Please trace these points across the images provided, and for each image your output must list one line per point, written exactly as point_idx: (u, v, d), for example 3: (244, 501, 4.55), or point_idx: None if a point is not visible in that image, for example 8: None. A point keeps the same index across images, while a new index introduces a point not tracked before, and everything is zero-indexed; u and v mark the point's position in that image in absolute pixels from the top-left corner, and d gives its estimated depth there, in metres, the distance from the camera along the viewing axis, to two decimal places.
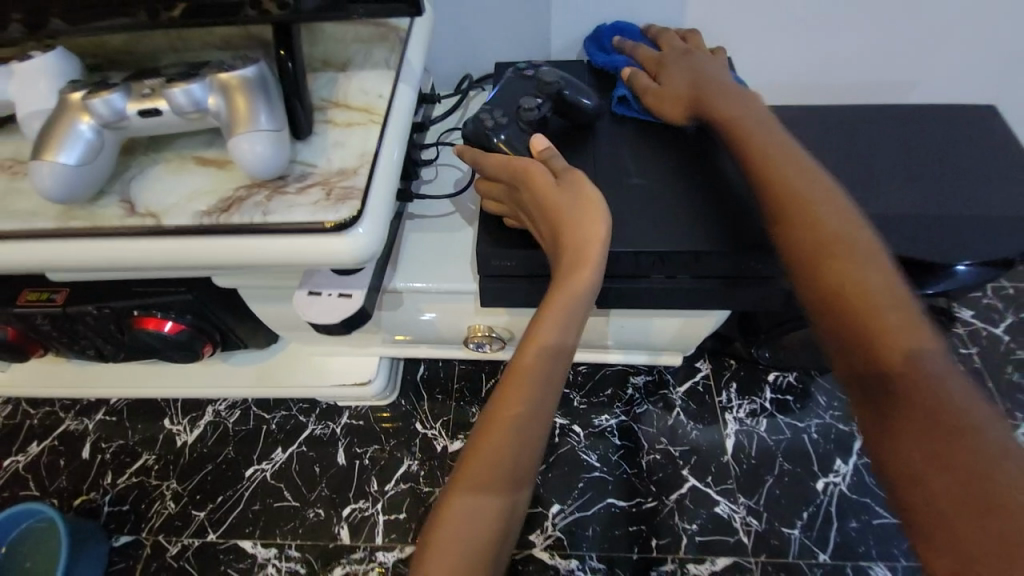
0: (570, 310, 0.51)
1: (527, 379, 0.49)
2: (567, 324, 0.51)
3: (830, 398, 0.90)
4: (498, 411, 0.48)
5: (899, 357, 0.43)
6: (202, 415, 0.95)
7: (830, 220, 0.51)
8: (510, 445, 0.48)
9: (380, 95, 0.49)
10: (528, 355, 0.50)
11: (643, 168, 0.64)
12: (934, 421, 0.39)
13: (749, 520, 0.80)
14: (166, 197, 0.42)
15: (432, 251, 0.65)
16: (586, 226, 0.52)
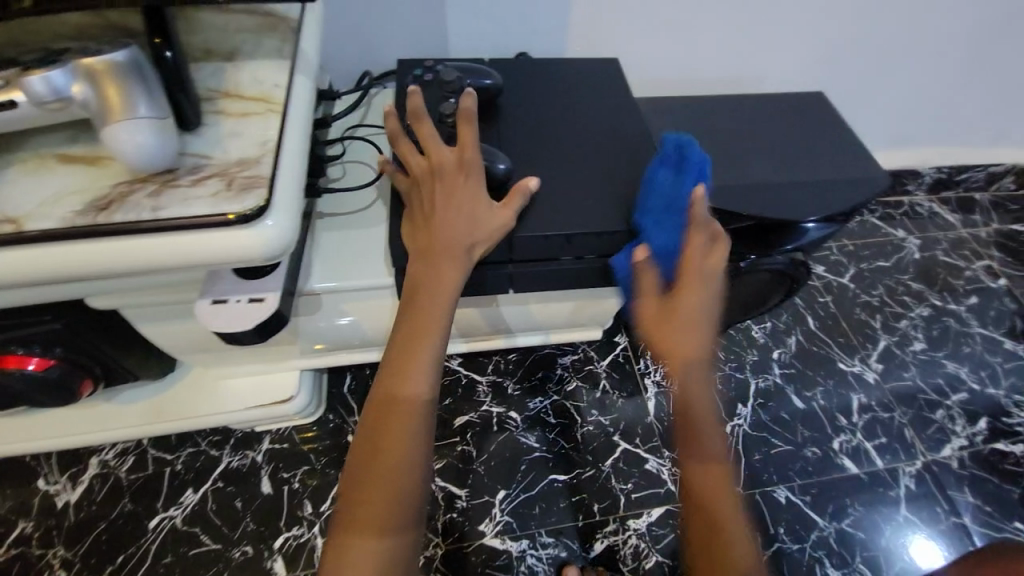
0: (433, 355, 0.53)
1: (401, 428, 0.50)
2: (435, 369, 0.53)
3: (728, 353, 1.03)
4: (383, 448, 0.49)
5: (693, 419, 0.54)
6: (86, 468, 0.82)
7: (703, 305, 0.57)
8: (393, 497, 0.48)
9: (276, 85, 0.47)
10: (398, 405, 0.51)
11: (549, 155, 0.66)
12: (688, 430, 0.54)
13: (674, 470, 0.88)
14: (26, 200, 0.37)
15: (349, 248, 0.63)
16: (441, 265, 0.55)
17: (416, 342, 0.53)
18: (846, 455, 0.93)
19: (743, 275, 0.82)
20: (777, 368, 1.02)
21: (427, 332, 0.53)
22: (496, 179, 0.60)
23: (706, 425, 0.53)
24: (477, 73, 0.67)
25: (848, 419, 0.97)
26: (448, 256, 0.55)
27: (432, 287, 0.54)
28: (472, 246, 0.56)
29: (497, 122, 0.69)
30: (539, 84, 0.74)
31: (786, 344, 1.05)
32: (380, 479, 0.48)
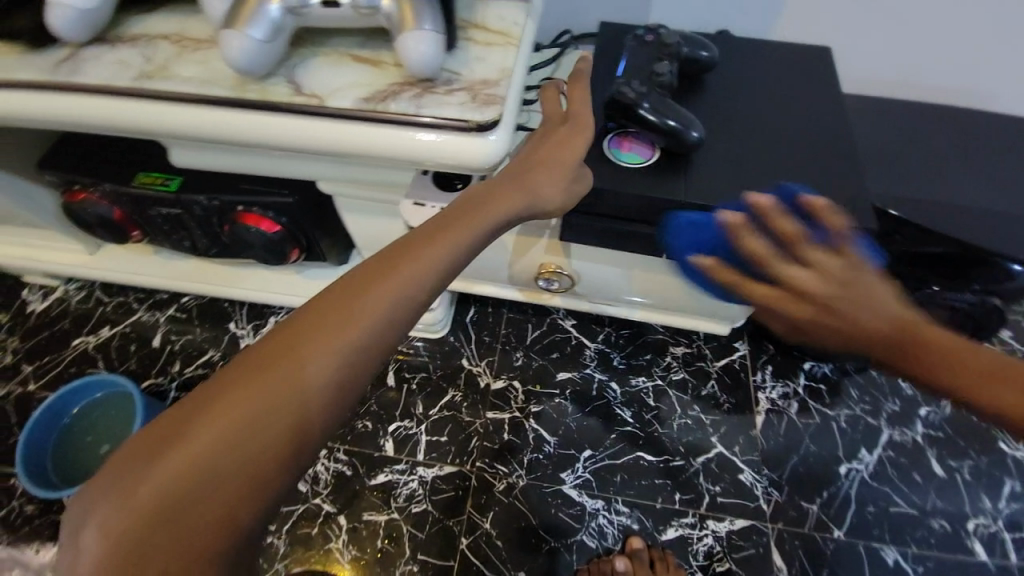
0: (366, 338, 0.36)
1: (279, 396, 0.34)
2: (361, 349, 0.36)
3: (863, 393, 0.93)
4: (241, 408, 0.33)
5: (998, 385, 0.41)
6: (265, 323, 1.02)
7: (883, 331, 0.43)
8: (212, 478, 0.32)
9: (515, 23, 0.53)
10: (284, 370, 0.34)
11: (735, 135, 0.65)
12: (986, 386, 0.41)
13: (770, 490, 0.84)
14: (327, 84, 0.47)
15: None
16: (466, 220, 0.42)
17: (360, 297, 0.37)
18: (977, 540, 0.81)
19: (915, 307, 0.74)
20: (920, 426, 0.90)
21: (385, 287, 0.37)
22: (682, 144, 0.61)
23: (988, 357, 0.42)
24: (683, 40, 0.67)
25: (993, 503, 0.84)
26: (467, 220, 0.43)
27: (429, 238, 0.40)
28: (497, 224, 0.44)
29: (686, 94, 0.69)
30: (740, 64, 0.72)
31: (938, 404, 0.92)
32: (205, 449, 0.32)
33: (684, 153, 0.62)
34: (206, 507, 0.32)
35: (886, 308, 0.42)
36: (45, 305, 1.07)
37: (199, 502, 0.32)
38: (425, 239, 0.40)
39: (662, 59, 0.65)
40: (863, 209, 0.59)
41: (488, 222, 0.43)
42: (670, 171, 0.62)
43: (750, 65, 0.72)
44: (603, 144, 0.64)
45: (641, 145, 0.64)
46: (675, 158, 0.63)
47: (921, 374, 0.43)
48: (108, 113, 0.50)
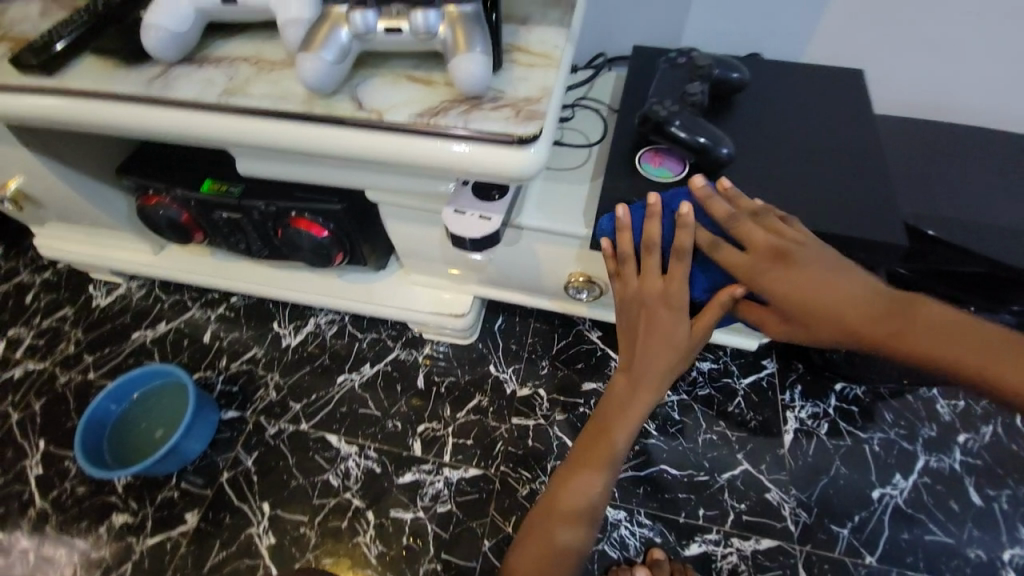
0: (604, 482, 0.65)
1: (566, 522, 0.64)
2: (602, 489, 0.65)
3: (897, 417, 0.91)
4: (543, 532, 0.64)
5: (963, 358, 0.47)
6: (305, 324, 1.08)
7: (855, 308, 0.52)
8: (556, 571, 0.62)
9: (555, 47, 0.57)
10: (562, 505, 0.65)
11: (764, 153, 0.67)
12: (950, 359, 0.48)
13: (798, 511, 0.83)
14: (385, 100, 0.52)
15: (554, 196, 0.71)
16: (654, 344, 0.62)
17: (596, 456, 0.65)
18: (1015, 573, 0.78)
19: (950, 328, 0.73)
20: (959, 453, 0.87)
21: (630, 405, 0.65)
22: (712, 159, 0.63)
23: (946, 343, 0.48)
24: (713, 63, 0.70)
25: None
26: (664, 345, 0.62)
27: (640, 361, 0.63)
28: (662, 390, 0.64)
29: (716, 114, 0.72)
30: (770, 85, 0.74)
31: (977, 432, 0.89)
32: (555, 556, 0.63)
33: (714, 168, 0.65)
34: None
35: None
36: (108, 301, 1.17)
37: None
38: (624, 412, 0.65)
39: (693, 81, 0.69)
40: (894, 225, 0.60)
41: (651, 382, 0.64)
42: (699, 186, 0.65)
43: (779, 86, 0.74)
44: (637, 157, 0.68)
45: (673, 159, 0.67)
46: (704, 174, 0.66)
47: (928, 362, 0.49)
48: (192, 124, 0.57)
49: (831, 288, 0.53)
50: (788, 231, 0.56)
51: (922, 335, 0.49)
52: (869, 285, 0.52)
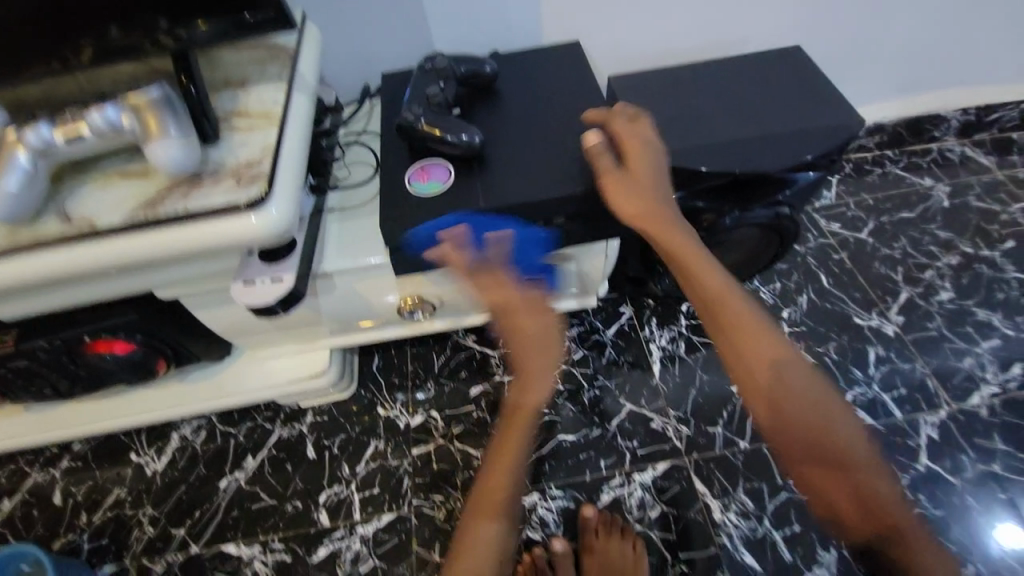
0: (523, 448, 0.65)
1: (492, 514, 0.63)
2: (519, 462, 0.65)
3: None
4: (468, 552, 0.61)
5: (776, 391, 0.57)
6: (168, 442, 0.99)
7: (722, 284, 0.61)
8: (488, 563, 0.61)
9: (275, 101, 0.57)
10: (483, 508, 0.63)
11: (524, 132, 0.72)
12: (761, 382, 0.58)
13: (680, 427, 0.92)
14: (96, 207, 0.49)
15: (350, 231, 0.72)
16: (533, 367, 0.64)
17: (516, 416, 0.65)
18: (860, 408, 0.90)
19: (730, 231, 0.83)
20: (786, 327, 1.01)
21: (513, 434, 0.65)
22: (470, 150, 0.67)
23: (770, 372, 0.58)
24: (449, 65, 0.74)
25: (862, 371, 0.94)
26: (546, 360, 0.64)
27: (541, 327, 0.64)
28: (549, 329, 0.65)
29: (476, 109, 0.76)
30: (517, 72, 0.81)
31: (796, 304, 1.04)
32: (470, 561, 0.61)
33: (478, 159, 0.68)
34: None
35: (802, 421, 0.56)
36: None
37: None
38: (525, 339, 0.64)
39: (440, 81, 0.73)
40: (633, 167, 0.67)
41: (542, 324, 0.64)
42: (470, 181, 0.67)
43: (527, 71, 0.81)
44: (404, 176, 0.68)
45: (441, 170, 0.68)
46: (472, 168, 0.68)
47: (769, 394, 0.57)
48: None
49: (655, 176, 0.64)
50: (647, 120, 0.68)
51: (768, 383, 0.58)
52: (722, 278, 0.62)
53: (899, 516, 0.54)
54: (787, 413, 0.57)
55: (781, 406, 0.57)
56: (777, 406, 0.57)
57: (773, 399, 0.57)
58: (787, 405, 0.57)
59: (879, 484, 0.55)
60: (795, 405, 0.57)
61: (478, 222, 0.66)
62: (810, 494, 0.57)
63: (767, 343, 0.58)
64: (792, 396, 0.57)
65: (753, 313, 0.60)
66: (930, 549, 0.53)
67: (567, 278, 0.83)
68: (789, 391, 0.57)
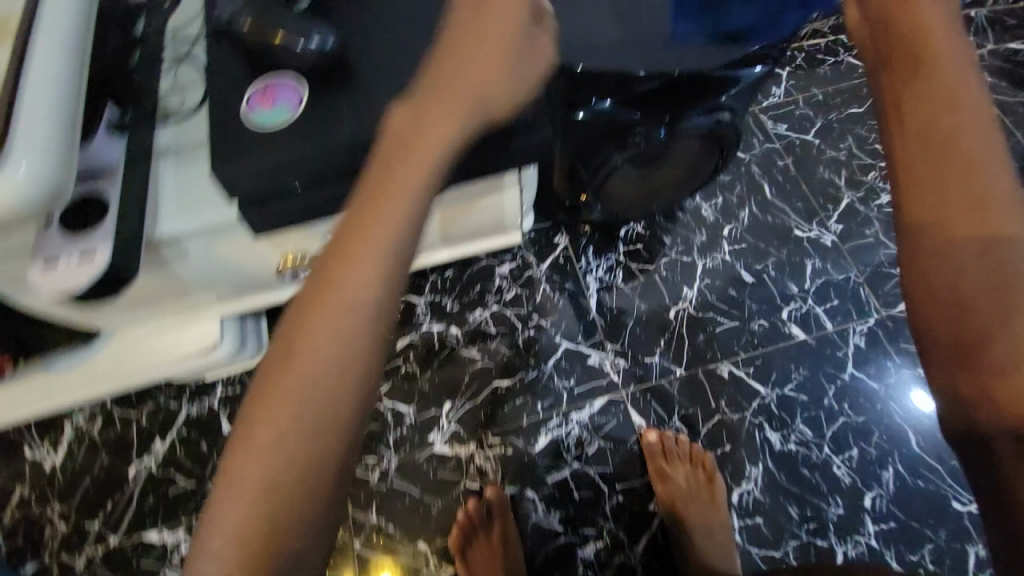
0: (371, 272, 0.35)
1: (297, 384, 0.33)
2: (359, 302, 0.35)
3: (675, 237, 0.97)
4: (258, 442, 0.33)
5: (941, 118, 0.33)
6: (63, 433, 0.88)
7: (920, 16, 0.33)
8: (286, 430, 0.33)
9: None
10: (292, 389, 0.34)
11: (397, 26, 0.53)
12: (944, 159, 0.32)
13: (617, 361, 0.88)
14: None
15: (182, 188, 0.55)
16: (375, 204, 0.36)
17: (323, 301, 0.35)
18: (794, 324, 0.89)
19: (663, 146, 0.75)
20: (727, 246, 0.96)
21: (333, 306, 0.35)
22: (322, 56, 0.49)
23: (956, 111, 0.32)
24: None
25: (799, 286, 0.92)
26: (348, 278, 0.35)
27: (389, 206, 0.36)
28: (441, 153, 0.39)
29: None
30: None
31: (738, 219, 0.98)
32: (264, 443, 0.33)
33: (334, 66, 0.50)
34: (288, 501, 0.32)
35: (926, 7, 0.33)
36: None
37: (285, 504, 0.32)
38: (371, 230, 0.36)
39: None
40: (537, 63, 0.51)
41: (422, 172, 0.38)
42: (327, 102, 0.50)
43: None
44: (242, 104, 0.50)
45: (287, 91, 0.50)
46: (328, 83, 0.50)
47: (916, 147, 0.33)
48: None
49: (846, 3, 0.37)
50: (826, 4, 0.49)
51: (914, 113, 0.33)
52: (953, 37, 0.33)
53: (989, 170, 0.32)
54: (944, 129, 0.33)
55: (926, 53, 0.33)
56: (944, 139, 0.33)
57: (960, 160, 0.32)
58: (903, 63, 0.34)
59: (979, 134, 0.32)
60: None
61: (348, 160, 0.51)
62: (899, 255, 0.34)
63: (932, 5, 0.33)
64: (973, 137, 0.32)
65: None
66: (1003, 175, 0.32)
67: (477, 218, 0.75)
68: (949, 43, 0.33)
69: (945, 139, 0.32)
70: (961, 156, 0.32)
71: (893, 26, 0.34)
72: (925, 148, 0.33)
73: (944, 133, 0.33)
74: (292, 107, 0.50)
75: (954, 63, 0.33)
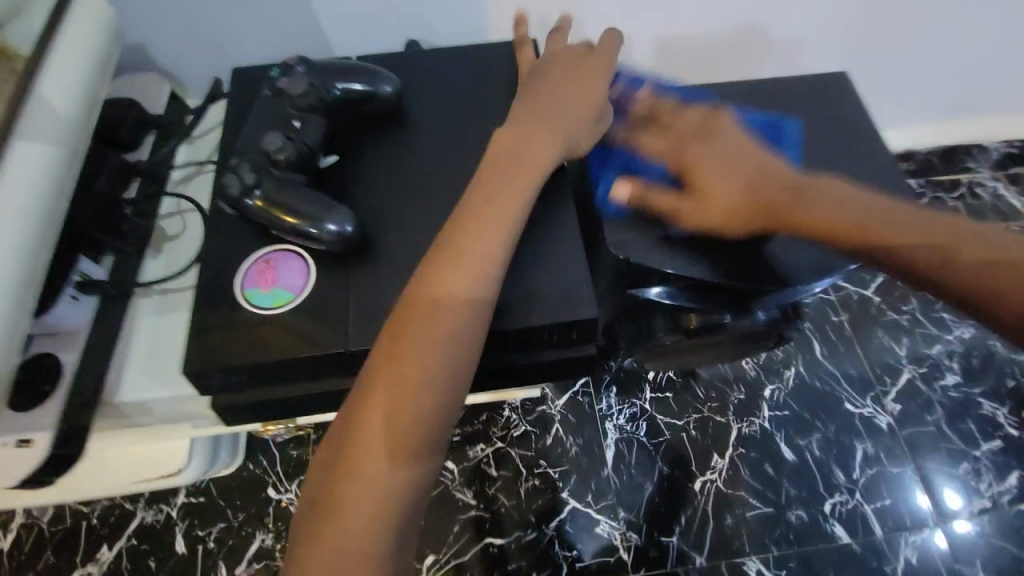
0: (473, 314, 0.40)
1: (397, 406, 0.38)
2: (468, 324, 0.40)
3: (709, 389, 0.87)
4: (370, 452, 0.38)
5: (893, 231, 0.44)
6: (8, 518, 0.79)
7: (735, 157, 0.46)
8: (391, 439, 0.38)
9: None
10: (395, 388, 0.38)
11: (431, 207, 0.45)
12: (884, 221, 0.45)
13: (629, 535, 0.78)
14: None
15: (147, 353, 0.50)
16: (465, 240, 0.40)
17: (422, 302, 0.39)
18: (837, 521, 0.78)
19: (714, 335, 0.66)
20: (767, 410, 0.85)
21: (432, 329, 0.39)
22: (334, 245, 0.42)
23: (896, 220, 0.45)
24: (322, 79, 0.46)
25: (845, 475, 0.81)
26: (437, 310, 0.39)
27: (488, 216, 0.40)
28: (535, 186, 0.42)
29: (361, 152, 0.48)
30: (434, 84, 0.52)
31: (782, 379, 0.87)
32: (369, 456, 0.38)
33: (347, 249, 0.43)
34: (386, 509, 0.38)
35: (727, 171, 0.46)
36: None
37: (382, 510, 0.38)
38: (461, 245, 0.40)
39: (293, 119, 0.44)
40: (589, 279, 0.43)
41: (535, 180, 0.42)
42: (333, 295, 0.42)
43: (450, 84, 0.52)
44: (236, 279, 0.43)
45: (292, 269, 0.43)
46: (339, 273, 0.43)
47: (911, 268, 0.44)
48: None
49: (694, 137, 0.47)
50: (679, 124, 0.48)
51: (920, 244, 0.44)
52: (751, 157, 0.47)
53: (947, 239, 0.44)
54: (915, 240, 0.44)
55: (884, 211, 0.45)
56: (888, 219, 0.45)
57: (941, 258, 0.44)
58: (875, 219, 0.45)
59: (827, 208, 0.45)
60: (725, 150, 0.47)
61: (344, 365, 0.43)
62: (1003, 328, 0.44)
63: (723, 171, 0.46)
64: (919, 230, 0.45)
65: (726, 137, 0.47)
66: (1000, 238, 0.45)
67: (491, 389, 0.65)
68: (903, 223, 0.45)
69: (872, 226, 0.45)
70: (898, 246, 0.44)
71: (737, 167, 0.46)
72: (917, 247, 0.44)
73: (921, 248, 0.44)
74: (296, 292, 0.42)
75: (821, 193, 0.45)
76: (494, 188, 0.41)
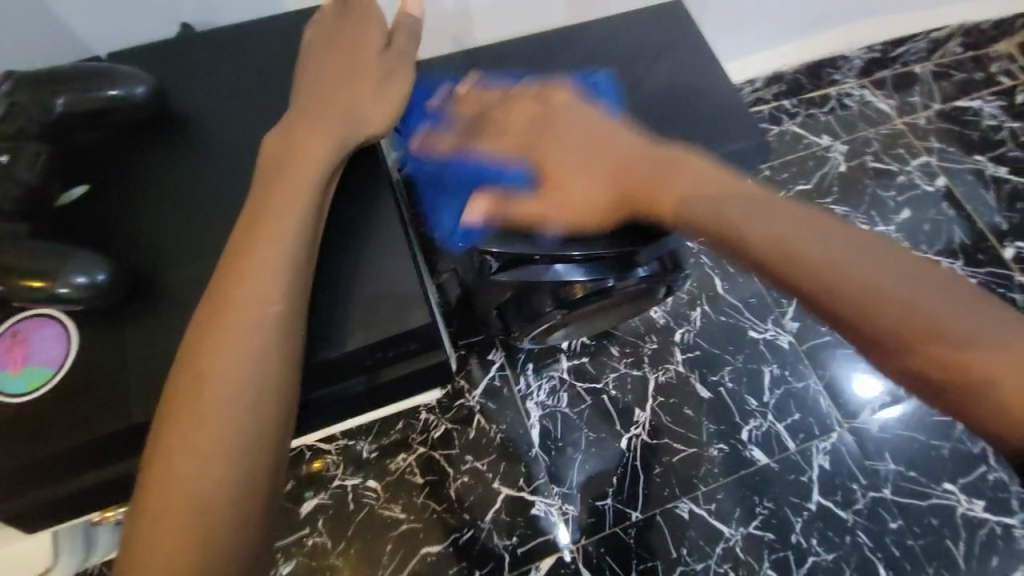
0: (261, 342, 0.32)
1: (184, 474, 0.30)
2: (259, 357, 0.32)
3: (622, 346, 0.86)
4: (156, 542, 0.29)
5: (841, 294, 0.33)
6: None
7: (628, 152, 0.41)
8: (182, 517, 0.29)
9: None
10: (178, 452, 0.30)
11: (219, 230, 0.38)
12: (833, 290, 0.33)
13: (565, 508, 0.77)
14: None
15: None
16: (240, 274, 0.33)
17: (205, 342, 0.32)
18: (755, 446, 0.81)
19: (594, 299, 0.63)
20: (680, 354, 0.86)
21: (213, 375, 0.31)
22: (97, 301, 0.35)
23: (825, 266, 0.34)
24: (39, 95, 0.37)
25: (758, 400, 0.84)
26: (222, 345, 0.32)
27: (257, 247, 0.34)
28: (311, 202, 0.36)
29: (127, 177, 0.40)
30: (208, 77, 0.44)
31: (689, 321, 0.88)
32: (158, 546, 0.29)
33: (122, 301, 0.36)
34: None
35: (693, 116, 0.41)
36: None
37: None
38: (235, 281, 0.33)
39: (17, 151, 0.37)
40: (415, 280, 0.39)
41: (308, 196, 0.36)
42: (114, 360, 0.35)
43: (226, 74, 0.44)
44: None
45: (50, 337, 0.36)
46: (119, 330, 0.36)
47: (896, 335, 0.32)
48: None
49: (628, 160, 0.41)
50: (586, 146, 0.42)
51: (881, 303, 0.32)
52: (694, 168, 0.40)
53: (876, 295, 0.32)
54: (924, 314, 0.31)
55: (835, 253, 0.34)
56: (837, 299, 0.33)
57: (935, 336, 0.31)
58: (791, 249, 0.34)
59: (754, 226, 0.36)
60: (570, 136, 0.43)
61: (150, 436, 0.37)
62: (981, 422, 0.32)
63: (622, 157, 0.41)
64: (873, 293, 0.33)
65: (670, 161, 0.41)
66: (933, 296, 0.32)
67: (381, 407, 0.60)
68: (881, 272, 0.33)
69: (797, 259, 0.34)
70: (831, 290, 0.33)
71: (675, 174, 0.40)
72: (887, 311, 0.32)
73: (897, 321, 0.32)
74: (53, 365, 0.35)
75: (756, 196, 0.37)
76: (264, 200, 0.35)
